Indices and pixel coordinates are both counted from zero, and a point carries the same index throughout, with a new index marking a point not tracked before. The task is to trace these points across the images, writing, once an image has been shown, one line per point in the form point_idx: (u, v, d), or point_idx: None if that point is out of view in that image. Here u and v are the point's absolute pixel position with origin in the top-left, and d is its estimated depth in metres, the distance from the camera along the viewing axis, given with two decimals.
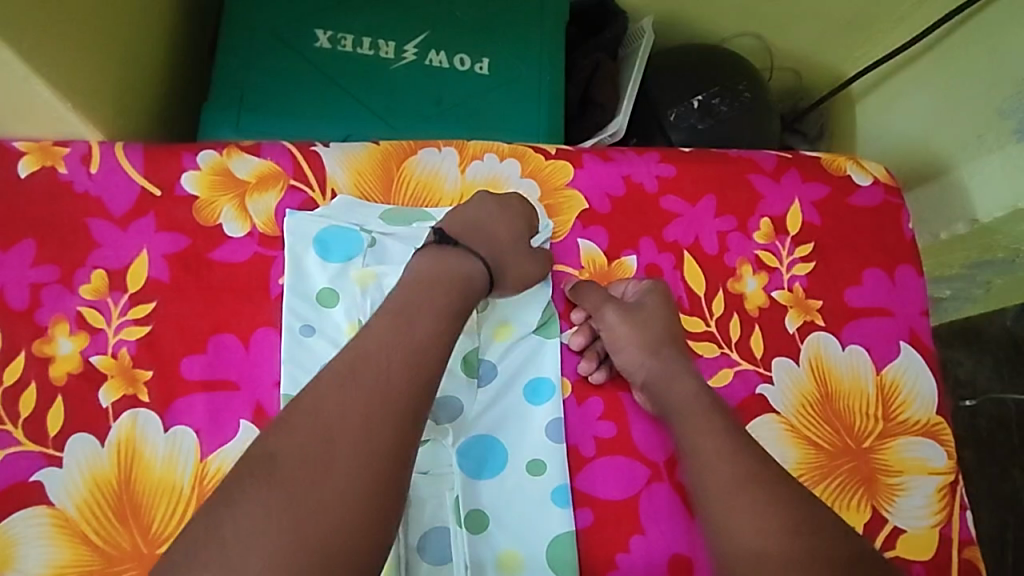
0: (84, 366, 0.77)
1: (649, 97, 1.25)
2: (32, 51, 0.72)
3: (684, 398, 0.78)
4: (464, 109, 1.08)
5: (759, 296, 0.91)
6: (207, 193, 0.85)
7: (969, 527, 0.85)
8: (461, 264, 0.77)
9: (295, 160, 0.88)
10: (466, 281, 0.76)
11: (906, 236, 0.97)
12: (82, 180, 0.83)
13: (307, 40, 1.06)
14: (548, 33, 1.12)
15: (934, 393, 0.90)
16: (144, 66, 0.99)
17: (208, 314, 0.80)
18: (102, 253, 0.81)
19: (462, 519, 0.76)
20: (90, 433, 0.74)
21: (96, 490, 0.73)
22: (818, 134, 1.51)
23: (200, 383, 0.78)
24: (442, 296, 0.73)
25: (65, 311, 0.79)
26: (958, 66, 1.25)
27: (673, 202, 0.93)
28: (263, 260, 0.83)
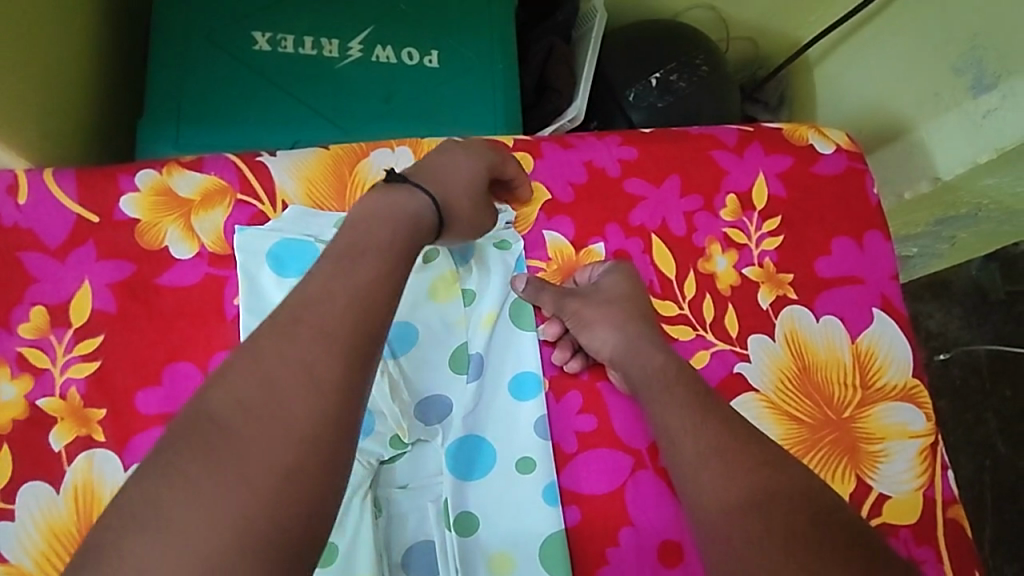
0: (31, 411, 0.72)
1: (607, 78, 1.23)
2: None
3: (646, 371, 0.76)
4: (417, 105, 1.04)
5: (730, 275, 0.90)
6: (148, 216, 0.80)
7: (951, 486, 0.86)
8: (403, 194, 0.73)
9: (241, 173, 0.84)
10: (418, 224, 0.72)
11: (872, 201, 0.96)
12: (10, 212, 0.78)
13: (245, 43, 1.01)
14: (498, 21, 1.08)
15: (909, 356, 0.90)
16: (70, 85, 0.93)
17: (161, 343, 0.76)
18: (40, 288, 0.76)
19: (451, 523, 0.73)
20: (43, 481, 0.70)
21: (55, 539, 0.69)
22: (779, 103, 1.50)
23: (158, 417, 0.74)
24: (386, 232, 0.69)
25: (5, 353, 0.74)
26: (910, 26, 1.25)
27: (637, 184, 0.91)
28: (215, 281, 0.79)
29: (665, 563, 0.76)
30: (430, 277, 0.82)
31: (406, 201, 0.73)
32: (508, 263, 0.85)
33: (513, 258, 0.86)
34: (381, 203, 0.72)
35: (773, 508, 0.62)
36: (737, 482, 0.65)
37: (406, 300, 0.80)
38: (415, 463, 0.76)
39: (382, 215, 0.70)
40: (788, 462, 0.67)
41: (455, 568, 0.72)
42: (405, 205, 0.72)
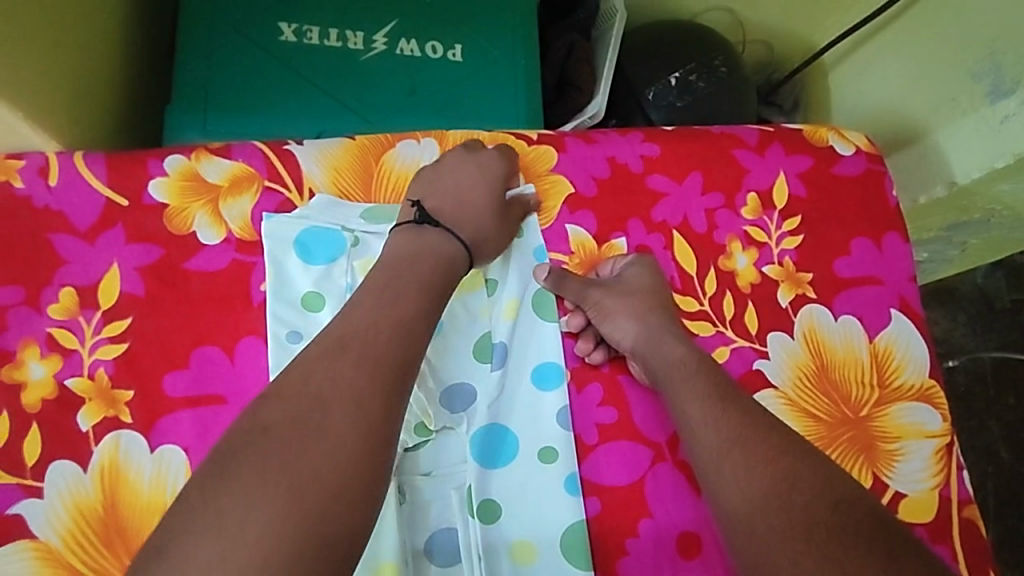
0: (59, 391, 0.73)
1: (626, 76, 1.23)
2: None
3: (669, 361, 0.76)
4: (440, 98, 1.04)
5: (750, 272, 0.90)
6: (177, 200, 0.81)
7: (967, 486, 0.87)
8: (433, 242, 0.76)
9: (269, 161, 0.84)
10: (454, 262, 0.76)
11: (891, 203, 0.97)
12: (41, 193, 0.78)
13: (272, 34, 1.01)
14: (521, 19, 1.09)
15: (925, 357, 0.91)
16: (98, 70, 0.93)
17: (188, 327, 0.77)
18: (69, 270, 0.77)
19: (474, 510, 0.74)
20: (70, 460, 0.71)
21: (81, 518, 0.69)
22: (793, 106, 1.50)
23: (184, 400, 0.74)
24: (427, 267, 0.73)
25: (34, 333, 0.74)
26: (928, 32, 1.26)
27: (659, 181, 0.92)
28: (242, 267, 0.80)
29: (683, 554, 0.77)
30: None
31: (437, 245, 0.76)
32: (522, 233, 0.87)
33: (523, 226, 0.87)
34: (414, 243, 0.75)
35: (795, 497, 0.63)
36: (759, 471, 0.65)
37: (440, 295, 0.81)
38: (439, 450, 0.76)
39: (419, 255, 0.74)
40: (811, 453, 0.67)
41: (477, 555, 0.73)
42: (442, 247, 0.76)
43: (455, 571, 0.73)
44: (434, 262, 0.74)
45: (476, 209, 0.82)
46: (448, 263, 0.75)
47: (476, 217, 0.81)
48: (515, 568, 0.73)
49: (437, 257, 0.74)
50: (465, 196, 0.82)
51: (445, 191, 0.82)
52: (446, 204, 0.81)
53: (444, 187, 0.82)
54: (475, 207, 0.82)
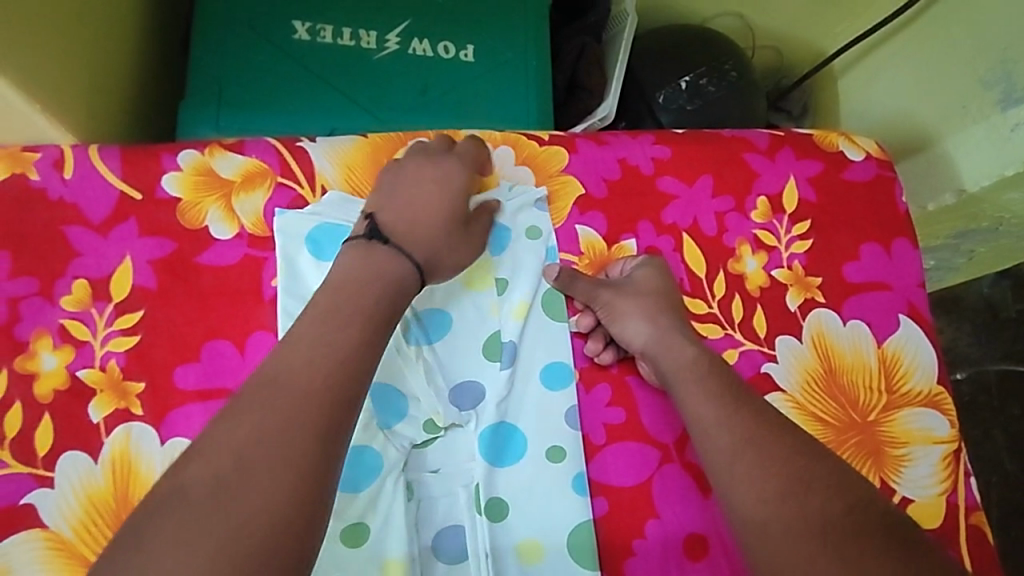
0: (71, 382, 0.73)
1: (636, 80, 1.24)
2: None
3: (679, 363, 0.76)
4: (451, 98, 1.05)
5: (759, 276, 0.91)
6: (190, 195, 0.81)
7: (974, 493, 0.87)
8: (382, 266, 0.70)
9: (282, 157, 0.85)
10: (404, 280, 0.70)
11: (900, 209, 0.97)
12: (56, 186, 0.79)
13: (285, 32, 1.02)
14: (533, 21, 1.10)
15: (933, 363, 0.91)
16: (114, 65, 0.94)
17: (200, 321, 0.77)
18: (82, 262, 0.77)
19: (481, 508, 0.74)
20: (81, 451, 0.71)
21: (92, 509, 0.69)
22: (801, 113, 1.50)
23: (195, 393, 0.75)
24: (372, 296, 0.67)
25: (47, 324, 0.75)
26: (939, 41, 1.26)
27: (669, 183, 0.92)
28: (254, 262, 0.80)
29: (689, 555, 0.77)
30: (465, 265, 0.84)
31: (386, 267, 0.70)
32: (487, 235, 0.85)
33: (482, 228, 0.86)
34: (362, 259, 0.70)
35: (809, 498, 0.63)
36: (772, 472, 0.65)
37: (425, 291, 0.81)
38: (447, 447, 0.76)
39: (366, 273, 0.69)
40: (823, 455, 0.68)
41: (484, 552, 0.73)
42: (390, 269, 0.70)
43: (462, 568, 0.73)
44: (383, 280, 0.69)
45: (432, 220, 0.77)
46: (399, 280, 0.70)
47: (429, 236, 0.75)
48: (522, 567, 0.73)
49: (387, 274, 0.69)
50: (418, 211, 0.76)
51: (400, 200, 0.77)
52: (402, 214, 0.75)
53: (402, 196, 0.77)
54: (432, 218, 0.77)
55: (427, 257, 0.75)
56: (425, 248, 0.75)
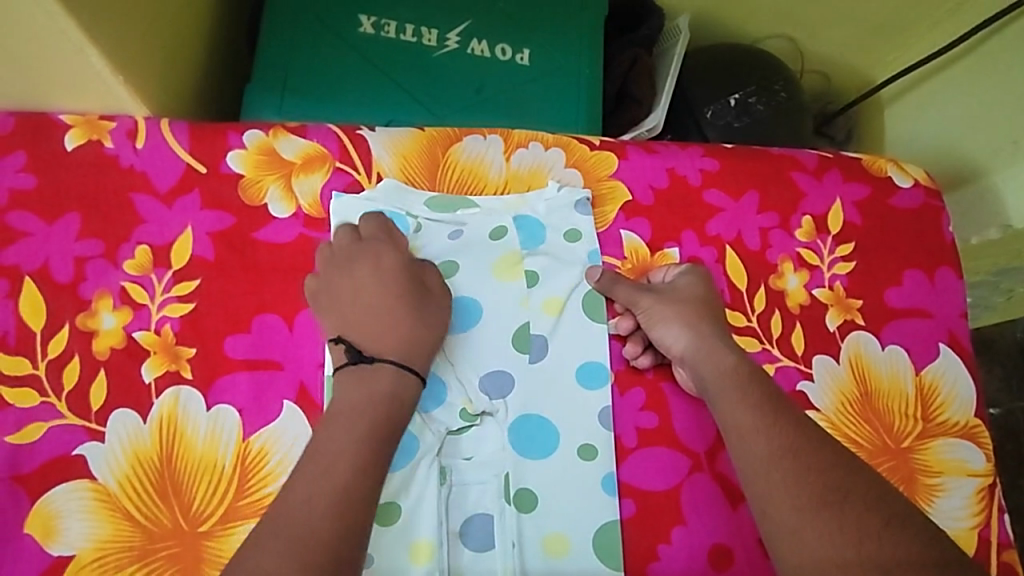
0: (127, 341, 0.76)
1: (685, 94, 1.25)
2: (82, 11, 0.70)
3: (719, 370, 0.77)
4: (505, 99, 1.07)
5: (800, 294, 0.91)
6: (252, 173, 0.84)
7: (1007, 530, 0.85)
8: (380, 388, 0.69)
9: (341, 143, 0.87)
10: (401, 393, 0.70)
11: (946, 238, 0.97)
12: (128, 154, 0.82)
13: (351, 24, 1.05)
14: (589, 29, 1.11)
15: (972, 395, 0.90)
16: (187, 45, 0.98)
17: (253, 294, 0.80)
18: (147, 229, 0.80)
19: (511, 497, 0.76)
20: (132, 409, 0.74)
21: (138, 466, 0.72)
22: (845, 138, 1.48)
23: (243, 362, 0.77)
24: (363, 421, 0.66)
25: (109, 286, 0.78)
26: (994, 76, 1.28)
27: (716, 196, 0.93)
28: (308, 241, 0.83)
29: (713, 564, 0.77)
30: (495, 257, 0.85)
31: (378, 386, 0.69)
32: (518, 226, 0.87)
33: (514, 220, 0.87)
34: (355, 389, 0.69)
35: (846, 507, 0.64)
36: (809, 481, 0.66)
37: (452, 278, 0.83)
38: (481, 436, 0.78)
39: (360, 401, 0.68)
40: (862, 470, 0.68)
41: (512, 541, 0.74)
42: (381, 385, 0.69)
43: (489, 556, 0.74)
44: (377, 403, 0.68)
45: (404, 321, 0.74)
46: (394, 396, 0.69)
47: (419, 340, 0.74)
48: (548, 559, 0.75)
49: (378, 394, 0.69)
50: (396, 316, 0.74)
51: (362, 314, 0.74)
52: (372, 327, 0.73)
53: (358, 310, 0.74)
54: (404, 320, 0.74)
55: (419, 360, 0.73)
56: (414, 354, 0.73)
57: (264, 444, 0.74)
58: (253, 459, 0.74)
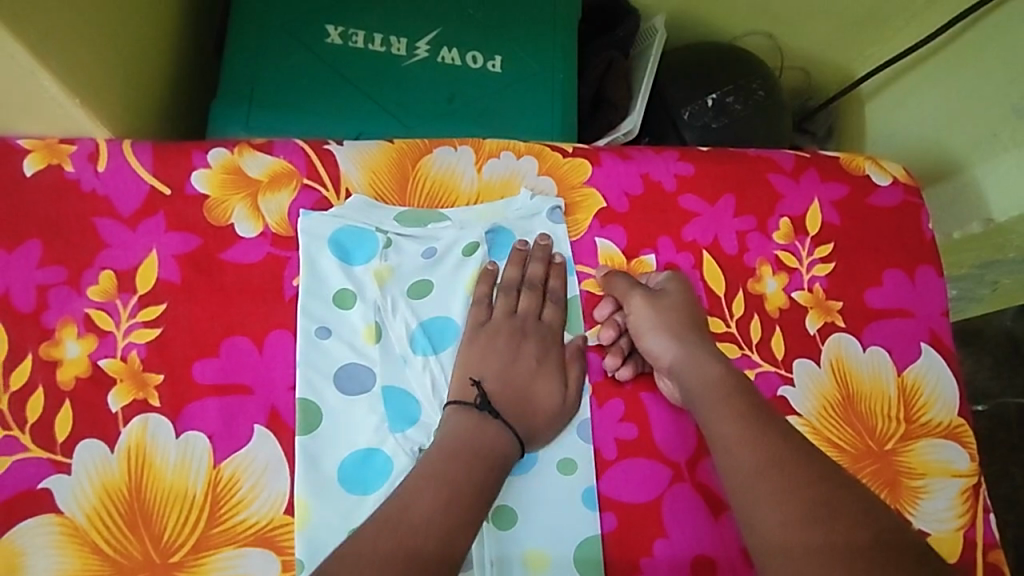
0: (93, 370, 0.75)
1: (663, 95, 1.24)
2: (30, 36, 0.68)
3: (707, 380, 0.76)
4: (477, 108, 1.06)
5: (779, 297, 0.90)
6: (218, 192, 0.82)
7: (993, 530, 0.85)
8: (493, 443, 0.72)
9: (309, 160, 0.86)
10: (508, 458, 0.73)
11: (926, 236, 0.96)
12: (89, 178, 0.81)
13: (318, 36, 1.04)
14: (562, 34, 1.10)
15: (955, 394, 0.89)
16: (150, 64, 0.96)
17: (220, 316, 0.78)
18: (110, 253, 0.79)
19: (489, 513, 0.74)
20: (99, 439, 0.72)
21: (106, 498, 0.70)
22: (826, 134, 1.50)
23: (212, 388, 0.75)
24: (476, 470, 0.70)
25: (73, 313, 0.76)
26: (973, 65, 1.27)
27: (692, 201, 0.92)
28: (276, 261, 0.81)
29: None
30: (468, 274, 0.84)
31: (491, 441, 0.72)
32: (488, 240, 0.86)
33: (485, 235, 0.86)
34: (472, 438, 0.72)
35: (835, 522, 0.64)
36: (799, 497, 0.66)
37: (427, 297, 0.82)
38: None
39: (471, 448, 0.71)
40: (848, 483, 0.68)
41: (491, 559, 0.73)
42: (494, 445, 0.72)
43: None
44: (488, 458, 0.71)
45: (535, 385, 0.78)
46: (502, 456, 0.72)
47: (534, 404, 0.77)
48: None
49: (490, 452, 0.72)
50: (523, 382, 0.78)
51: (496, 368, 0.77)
52: (505, 377, 0.77)
53: (490, 357, 0.78)
54: (534, 384, 0.78)
55: (526, 423, 0.76)
56: (523, 412, 0.76)
57: (236, 470, 0.73)
58: (225, 486, 0.72)
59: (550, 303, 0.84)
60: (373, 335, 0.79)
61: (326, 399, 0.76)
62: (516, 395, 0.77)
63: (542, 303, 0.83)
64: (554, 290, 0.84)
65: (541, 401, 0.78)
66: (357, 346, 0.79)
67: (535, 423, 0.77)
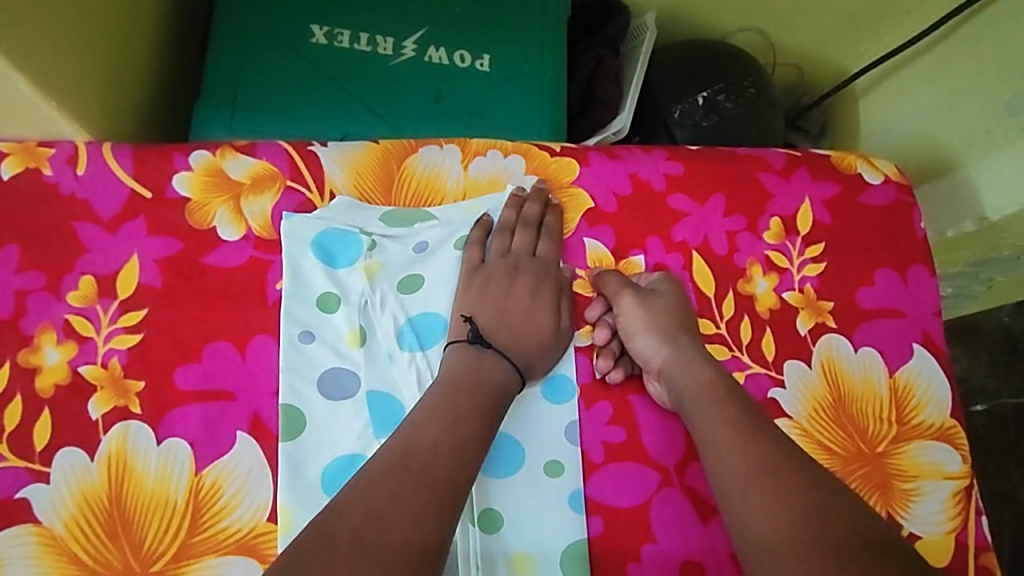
0: (72, 377, 0.74)
1: (653, 94, 1.22)
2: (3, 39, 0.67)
3: (698, 383, 0.75)
4: (465, 107, 1.04)
5: (770, 298, 0.89)
6: (200, 195, 0.81)
7: (985, 532, 0.84)
8: (492, 375, 0.73)
9: (292, 162, 0.85)
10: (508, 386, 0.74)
11: (919, 235, 0.95)
12: (68, 182, 0.79)
13: (303, 35, 1.02)
14: (551, 32, 1.09)
15: (947, 396, 0.88)
16: (131, 65, 0.95)
17: (202, 321, 0.77)
18: (90, 258, 0.78)
19: (475, 519, 0.73)
20: (78, 447, 0.71)
21: (86, 506, 0.69)
22: (820, 131, 1.50)
23: (193, 394, 0.74)
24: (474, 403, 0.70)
25: (52, 319, 0.75)
26: (966, 62, 1.26)
27: (681, 201, 0.91)
28: (258, 265, 0.80)
29: None
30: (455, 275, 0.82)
31: (489, 373, 0.73)
32: None
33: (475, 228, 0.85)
34: (470, 370, 0.73)
35: (826, 527, 0.63)
36: (789, 502, 0.65)
37: (414, 298, 0.81)
38: None
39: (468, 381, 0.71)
40: (838, 487, 0.67)
41: (476, 566, 0.72)
42: (494, 376, 0.73)
43: None
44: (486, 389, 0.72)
45: (531, 319, 0.79)
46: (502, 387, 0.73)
47: (530, 339, 0.78)
48: None
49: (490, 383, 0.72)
50: (519, 316, 0.79)
51: (491, 300, 0.79)
52: (500, 313, 0.78)
53: (485, 295, 0.79)
54: (529, 316, 0.79)
55: (524, 356, 0.77)
56: (520, 345, 0.77)
57: (218, 477, 0.72)
58: (207, 493, 0.71)
59: (543, 239, 0.85)
60: (357, 339, 0.78)
61: (310, 404, 0.75)
62: (512, 330, 0.78)
63: (536, 238, 0.84)
64: (549, 225, 0.85)
65: (537, 330, 0.79)
66: (341, 350, 0.78)
67: (532, 357, 0.78)
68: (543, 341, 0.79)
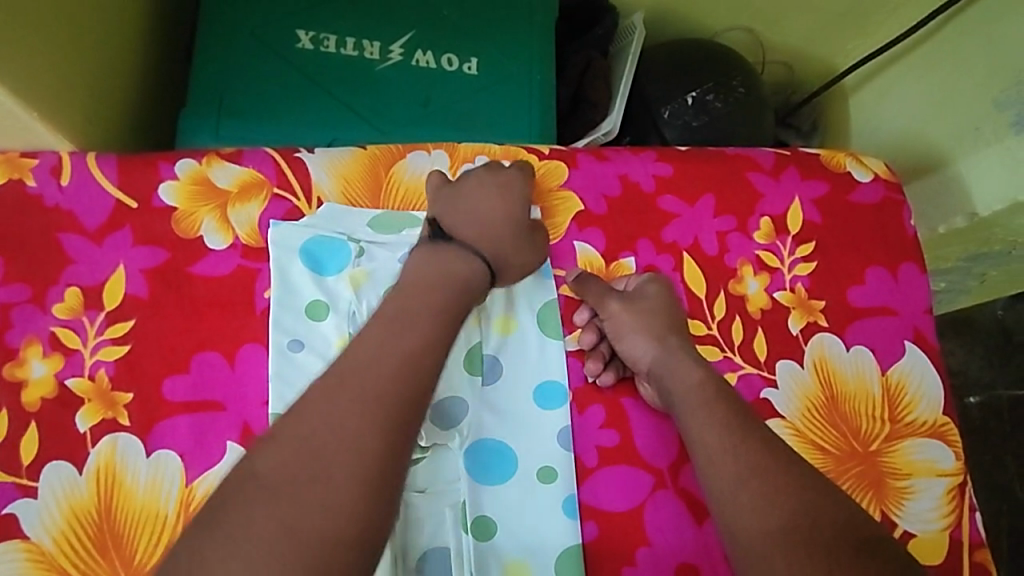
0: (59, 390, 0.73)
1: (643, 94, 1.22)
2: None
3: (686, 385, 0.75)
4: (453, 111, 1.04)
5: (761, 298, 0.89)
6: (186, 204, 0.81)
7: (979, 529, 0.84)
8: (459, 269, 0.73)
9: (279, 168, 0.84)
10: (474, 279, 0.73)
11: (909, 232, 0.95)
12: (52, 193, 0.79)
13: (289, 41, 1.02)
14: (539, 34, 1.09)
15: (939, 393, 0.88)
16: (114, 73, 0.94)
17: (190, 332, 0.77)
18: (76, 270, 0.77)
19: (468, 526, 0.73)
20: (67, 460, 0.70)
21: (74, 521, 0.69)
22: (810, 129, 1.49)
23: (182, 405, 0.74)
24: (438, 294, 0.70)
25: (37, 332, 0.75)
26: (954, 59, 1.26)
27: (671, 202, 0.90)
28: (246, 273, 0.80)
29: None
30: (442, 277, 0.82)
31: (455, 265, 0.73)
32: None
33: None
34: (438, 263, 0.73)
35: (818, 530, 0.63)
36: (781, 504, 0.65)
37: None
38: (434, 466, 0.75)
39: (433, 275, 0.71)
40: (830, 489, 0.67)
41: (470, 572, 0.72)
42: (461, 267, 0.73)
43: None
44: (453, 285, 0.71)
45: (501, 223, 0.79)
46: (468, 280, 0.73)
47: (499, 237, 0.78)
48: None
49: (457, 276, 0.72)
50: (487, 218, 0.79)
51: (461, 206, 0.79)
52: (464, 213, 0.79)
53: (451, 200, 0.80)
54: (498, 217, 0.79)
55: (492, 250, 0.77)
56: (490, 241, 0.77)
57: (208, 489, 0.71)
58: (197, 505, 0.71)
59: None
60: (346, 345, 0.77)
61: None
62: (480, 228, 0.78)
63: None
64: None
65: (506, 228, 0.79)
66: (330, 358, 0.77)
67: (503, 252, 0.78)
68: (512, 238, 0.79)
